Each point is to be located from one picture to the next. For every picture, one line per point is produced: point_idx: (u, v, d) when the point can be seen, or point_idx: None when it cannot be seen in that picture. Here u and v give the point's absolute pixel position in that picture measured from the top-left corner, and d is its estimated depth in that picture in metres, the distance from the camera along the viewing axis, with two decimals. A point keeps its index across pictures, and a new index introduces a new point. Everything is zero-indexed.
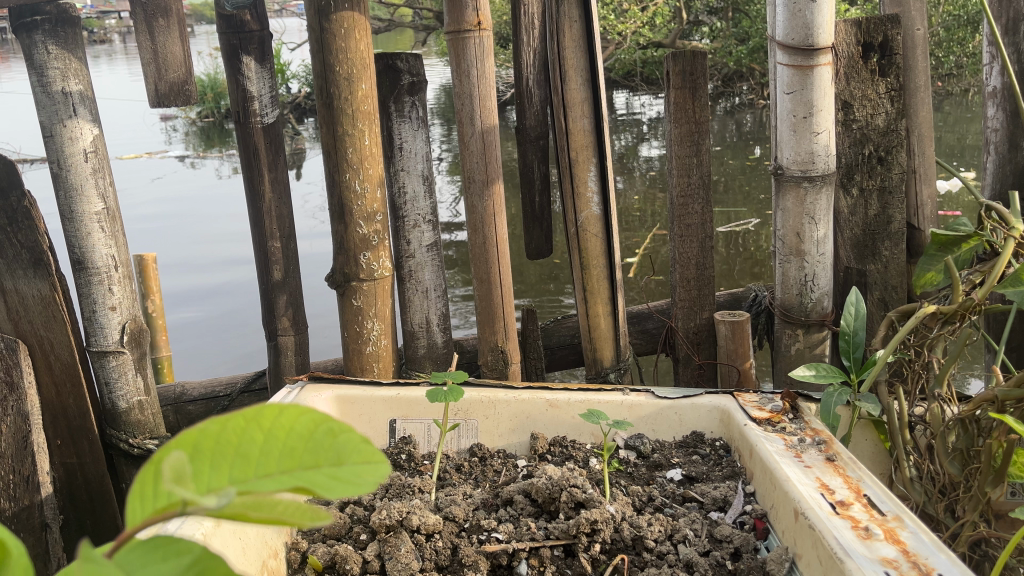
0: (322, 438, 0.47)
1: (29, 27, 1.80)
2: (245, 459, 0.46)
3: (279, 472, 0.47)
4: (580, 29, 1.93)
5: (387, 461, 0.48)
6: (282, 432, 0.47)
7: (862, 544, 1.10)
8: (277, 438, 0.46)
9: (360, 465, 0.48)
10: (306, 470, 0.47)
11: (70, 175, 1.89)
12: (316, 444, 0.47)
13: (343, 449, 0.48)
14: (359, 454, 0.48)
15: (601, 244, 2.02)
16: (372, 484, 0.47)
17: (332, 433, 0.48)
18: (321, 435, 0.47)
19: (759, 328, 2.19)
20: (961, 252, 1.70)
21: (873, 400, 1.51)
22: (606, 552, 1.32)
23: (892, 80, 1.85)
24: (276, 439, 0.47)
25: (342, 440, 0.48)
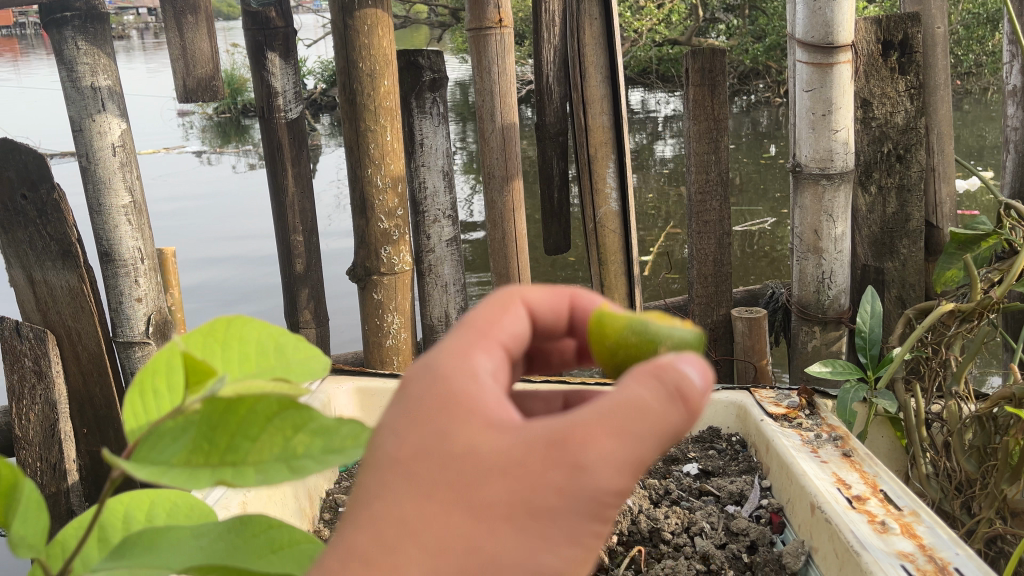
0: (267, 341, 0.48)
1: (59, 22, 1.83)
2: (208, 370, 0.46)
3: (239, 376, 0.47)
4: (601, 26, 1.94)
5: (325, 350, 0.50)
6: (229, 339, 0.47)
7: (878, 538, 1.11)
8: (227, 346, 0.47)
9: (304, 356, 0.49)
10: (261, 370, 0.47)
11: (98, 169, 1.92)
12: (262, 346, 0.48)
13: (288, 346, 0.49)
14: (302, 348, 0.49)
15: (619, 240, 2.03)
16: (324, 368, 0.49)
17: (275, 334, 0.48)
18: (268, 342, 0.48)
19: (776, 325, 2.20)
20: (980, 250, 1.72)
21: (890, 397, 1.53)
22: (623, 543, 1.34)
23: (912, 78, 1.85)
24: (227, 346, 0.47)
25: (285, 337, 0.48)
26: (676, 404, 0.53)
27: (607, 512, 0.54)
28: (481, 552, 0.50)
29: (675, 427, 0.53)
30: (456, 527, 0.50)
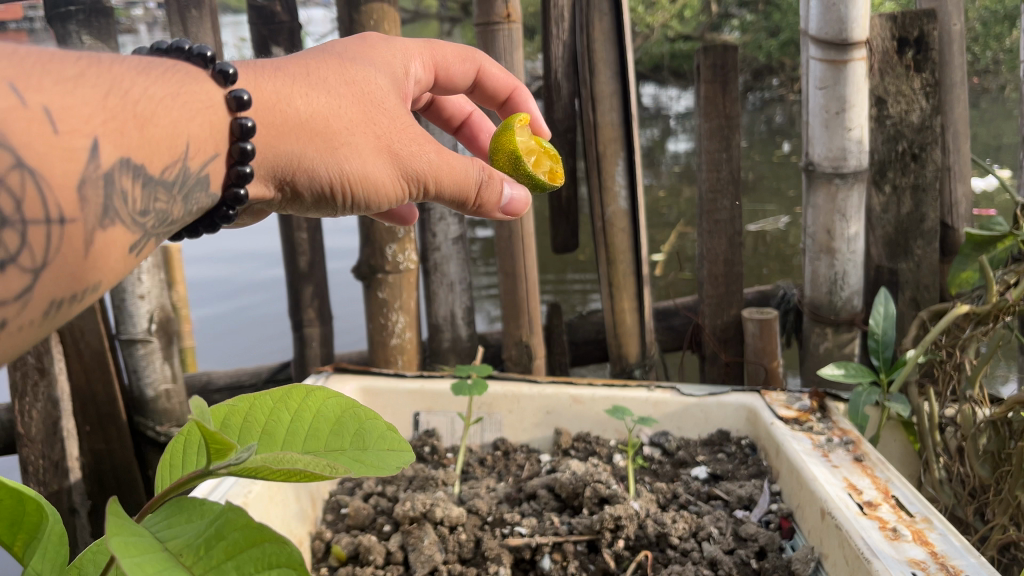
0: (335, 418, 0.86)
1: (64, 16, 1.82)
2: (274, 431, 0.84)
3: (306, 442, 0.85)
4: (610, 22, 1.91)
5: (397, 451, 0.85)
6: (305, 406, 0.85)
7: (890, 545, 1.08)
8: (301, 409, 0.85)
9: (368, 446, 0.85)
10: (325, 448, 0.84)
11: None
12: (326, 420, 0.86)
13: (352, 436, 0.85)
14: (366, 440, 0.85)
15: (628, 239, 2.01)
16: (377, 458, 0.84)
17: (344, 415, 0.86)
18: (332, 403, 0.86)
19: (788, 326, 2.17)
20: (996, 252, 1.69)
21: (902, 401, 1.51)
22: (630, 548, 1.31)
23: (928, 76, 1.81)
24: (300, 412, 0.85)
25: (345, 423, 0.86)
26: (479, 191, 1.09)
27: (409, 181, 1.04)
28: (340, 134, 0.97)
29: (475, 180, 1.09)
30: (344, 118, 0.97)
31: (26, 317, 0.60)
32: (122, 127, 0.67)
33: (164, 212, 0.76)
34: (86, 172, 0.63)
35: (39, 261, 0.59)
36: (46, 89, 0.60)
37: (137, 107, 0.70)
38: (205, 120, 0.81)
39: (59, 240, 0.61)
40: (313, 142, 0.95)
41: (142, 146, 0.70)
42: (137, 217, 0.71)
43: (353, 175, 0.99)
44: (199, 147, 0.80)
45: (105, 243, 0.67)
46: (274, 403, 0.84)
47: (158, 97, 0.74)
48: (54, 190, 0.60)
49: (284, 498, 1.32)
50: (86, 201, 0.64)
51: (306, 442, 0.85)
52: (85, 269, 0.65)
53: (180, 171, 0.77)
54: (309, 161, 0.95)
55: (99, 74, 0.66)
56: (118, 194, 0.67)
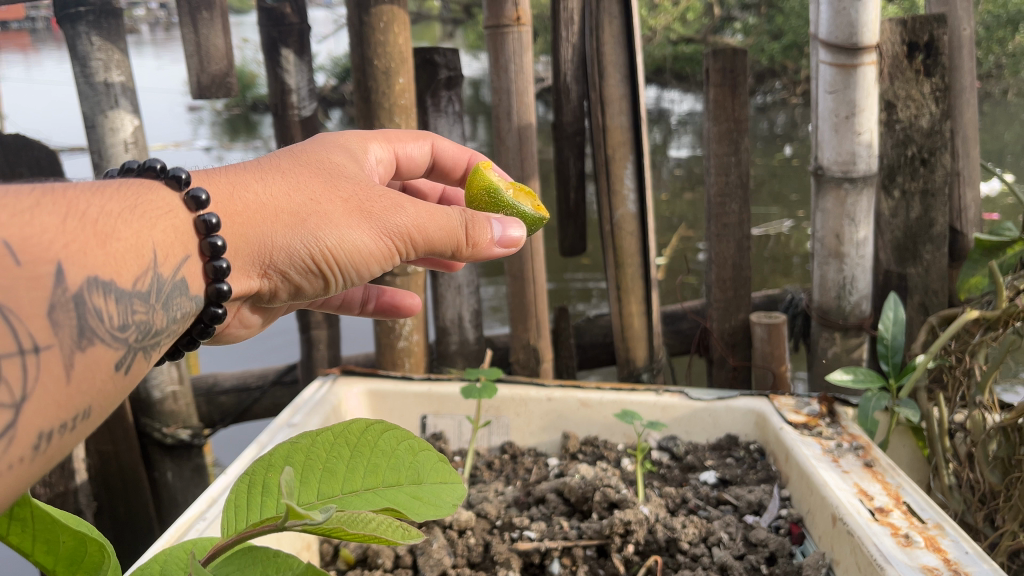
0: (404, 455, 0.99)
1: (73, 17, 1.81)
2: (335, 475, 0.94)
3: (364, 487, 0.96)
4: (620, 25, 1.91)
5: (456, 482, 1.02)
6: (370, 449, 0.97)
7: (902, 551, 1.08)
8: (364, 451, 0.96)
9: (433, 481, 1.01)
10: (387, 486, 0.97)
11: (111, 166, 1.91)
12: (397, 463, 0.99)
13: (419, 470, 1.00)
14: (435, 474, 1.01)
15: (636, 242, 2.00)
16: (447, 503, 0.99)
17: (411, 452, 1.00)
18: (388, 438, 0.98)
19: (795, 331, 2.17)
20: (1006, 257, 1.69)
21: (912, 406, 1.49)
22: (640, 553, 1.30)
23: (938, 80, 1.80)
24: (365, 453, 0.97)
25: (418, 458, 1.00)
26: (467, 231, 1.02)
27: (396, 239, 0.96)
28: (312, 205, 0.92)
29: (461, 228, 1.01)
30: (310, 192, 0.93)
31: (15, 454, 0.59)
32: (86, 247, 0.66)
33: (144, 322, 0.74)
34: (54, 297, 0.63)
35: (17, 394, 0.59)
36: (8, 224, 0.60)
37: (96, 224, 0.69)
38: (167, 227, 0.79)
39: (35, 370, 0.60)
40: (282, 221, 0.90)
41: (108, 262, 0.69)
42: (115, 332, 0.70)
43: (336, 247, 0.93)
44: (167, 252, 0.78)
45: (88, 365, 0.66)
46: (335, 441, 0.95)
47: (117, 211, 0.73)
48: (25, 321, 0.60)
49: None
50: (59, 326, 0.63)
51: (366, 478, 0.96)
52: (68, 395, 0.64)
53: (154, 280, 0.75)
54: (282, 241, 0.91)
55: (55, 197, 0.66)
56: (92, 312, 0.66)
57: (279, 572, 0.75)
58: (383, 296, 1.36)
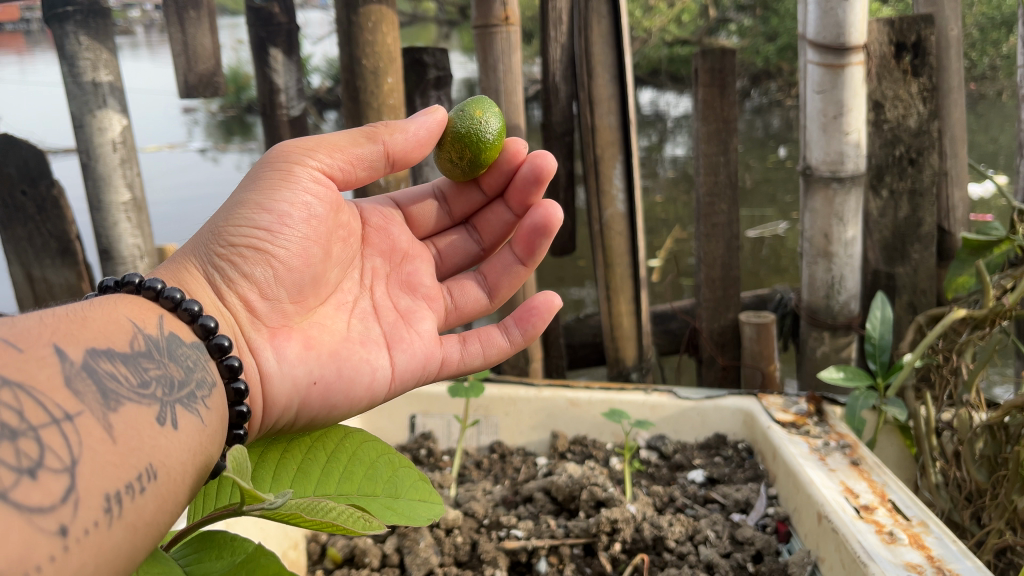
0: (382, 466, 0.98)
1: (61, 17, 1.81)
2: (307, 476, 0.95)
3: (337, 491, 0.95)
4: (609, 25, 1.91)
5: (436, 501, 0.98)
6: (348, 455, 0.97)
7: (886, 548, 1.08)
8: (343, 457, 0.97)
9: (410, 495, 0.97)
10: (361, 496, 0.96)
11: (99, 165, 1.92)
12: (375, 472, 0.97)
13: (397, 484, 0.97)
14: (413, 490, 0.98)
15: (625, 242, 2.01)
16: (419, 519, 0.94)
17: (390, 463, 0.98)
18: (367, 447, 0.98)
19: (785, 330, 2.18)
20: (993, 256, 1.69)
21: (899, 405, 1.50)
22: (627, 551, 1.30)
23: (925, 80, 1.81)
24: (344, 458, 0.97)
25: (397, 472, 0.98)
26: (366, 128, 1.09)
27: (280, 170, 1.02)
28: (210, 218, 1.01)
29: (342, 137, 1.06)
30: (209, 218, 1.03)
31: (88, 520, 0.61)
32: (72, 331, 0.72)
33: (164, 376, 0.78)
34: (66, 371, 0.68)
35: (67, 460, 0.61)
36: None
37: (74, 316, 0.75)
38: (128, 301, 0.83)
39: (78, 437, 0.64)
40: (192, 246, 0.98)
41: (99, 336, 0.74)
42: (139, 389, 0.73)
43: (247, 207, 0.99)
44: (142, 317, 0.82)
45: (126, 422, 0.69)
46: (312, 444, 0.96)
47: (88, 305, 0.79)
48: (47, 394, 0.64)
49: None
50: (81, 392, 0.67)
51: (339, 484, 0.96)
52: (120, 455, 0.67)
53: (146, 340, 0.79)
54: (201, 254, 0.97)
55: (26, 312, 0.73)
56: (105, 376, 0.70)
57: (230, 555, 0.73)
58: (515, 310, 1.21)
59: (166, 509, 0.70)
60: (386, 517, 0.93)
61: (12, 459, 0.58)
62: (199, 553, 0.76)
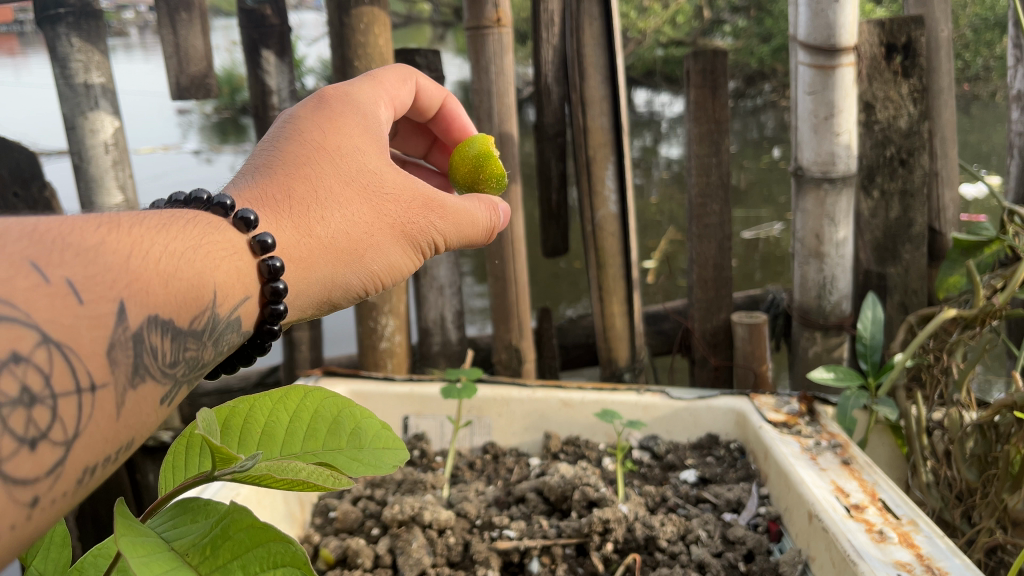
0: (347, 423, 0.97)
1: (53, 19, 1.83)
2: (271, 438, 0.89)
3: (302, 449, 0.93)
4: (601, 26, 1.91)
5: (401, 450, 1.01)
6: (310, 414, 0.92)
7: (876, 546, 1.09)
8: (304, 416, 0.92)
9: (376, 447, 0.99)
10: (328, 450, 0.95)
11: (91, 167, 1.92)
12: (341, 427, 0.97)
13: (362, 438, 0.98)
14: (377, 441, 0.99)
15: (618, 243, 2.01)
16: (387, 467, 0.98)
17: (355, 418, 0.98)
18: (329, 404, 0.94)
19: (777, 330, 2.19)
20: (984, 256, 1.69)
21: (890, 405, 1.51)
22: (618, 551, 1.31)
23: (916, 81, 1.82)
24: (304, 417, 0.92)
25: (364, 427, 0.98)
26: (482, 232, 1.18)
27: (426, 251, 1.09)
28: (363, 233, 0.98)
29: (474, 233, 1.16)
30: (359, 216, 0.98)
31: (60, 491, 0.56)
32: (148, 288, 0.64)
33: (194, 358, 0.71)
34: (114, 336, 0.60)
35: (71, 432, 0.56)
36: (69, 261, 0.58)
37: (159, 265, 0.66)
38: (230, 267, 0.76)
39: (90, 409, 0.58)
40: (341, 259, 0.95)
41: (168, 303, 0.66)
42: (167, 368, 0.67)
43: (380, 266, 1.01)
44: (228, 293, 0.76)
45: (136, 401, 0.63)
46: (274, 406, 0.89)
47: (180, 250, 0.70)
48: (84, 360, 0.57)
49: (270, 501, 1.32)
50: (116, 363, 0.60)
51: (305, 442, 0.93)
52: (118, 430, 0.61)
53: (210, 319, 0.73)
54: (337, 272, 0.94)
55: (112, 234, 0.63)
56: (148, 350, 0.63)
57: (203, 518, 0.65)
58: None
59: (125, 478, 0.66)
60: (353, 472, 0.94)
61: (20, 428, 0.52)
62: (176, 518, 0.66)
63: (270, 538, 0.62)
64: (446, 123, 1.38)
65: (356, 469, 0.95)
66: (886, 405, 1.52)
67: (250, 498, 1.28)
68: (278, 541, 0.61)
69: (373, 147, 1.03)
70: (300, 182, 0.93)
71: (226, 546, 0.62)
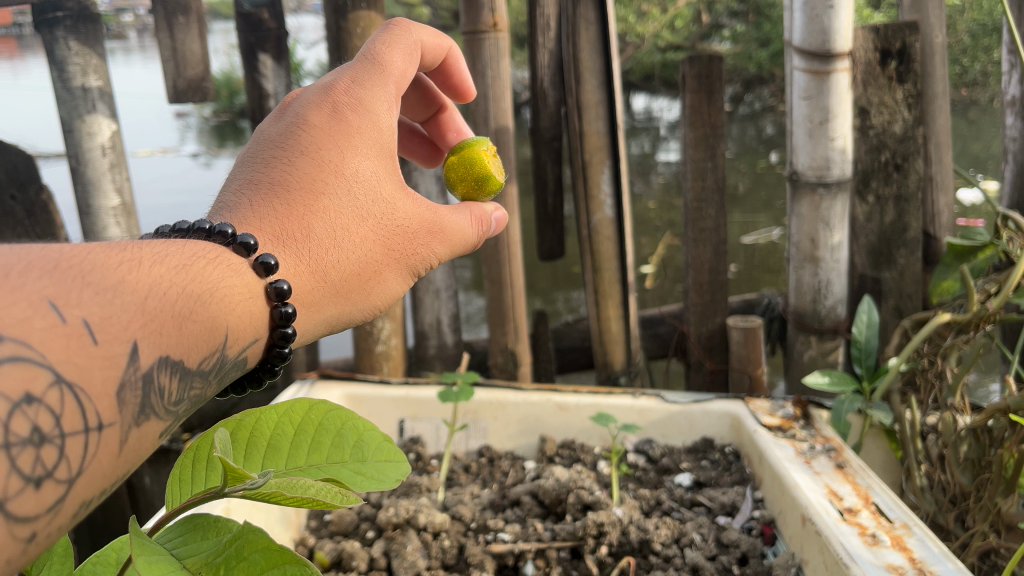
0: (351, 435, 0.97)
1: (51, 23, 1.83)
2: (275, 450, 0.92)
3: (307, 463, 0.94)
4: (597, 31, 1.92)
5: (404, 461, 1.01)
6: (313, 424, 0.95)
7: (868, 550, 1.09)
8: (307, 426, 0.94)
9: (379, 460, 1.00)
10: (333, 464, 0.96)
11: (88, 171, 1.93)
12: (346, 439, 0.97)
13: (365, 447, 0.99)
14: (381, 452, 1.01)
15: (614, 246, 2.02)
16: (391, 480, 0.98)
17: (359, 430, 0.98)
18: (332, 417, 0.95)
19: (772, 335, 2.20)
20: (978, 261, 1.71)
21: (884, 409, 1.52)
22: (614, 555, 1.31)
23: (910, 87, 1.82)
24: (308, 428, 0.94)
25: (366, 436, 0.99)
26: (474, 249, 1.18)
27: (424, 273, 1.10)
28: (370, 269, 0.99)
29: (469, 249, 1.17)
30: (368, 253, 0.98)
31: (58, 525, 0.56)
32: (163, 330, 0.64)
33: (200, 396, 0.72)
34: (125, 376, 0.60)
35: (75, 470, 0.56)
36: (87, 301, 0.58)
37: (175, 305, 0.67)
38: (243, 310, 0.77)
39: (96, 447, 0.58)
40: (349, 297, 0.96)
41: (181, 342, 0.67)
42: (171, 407, 0.67)
43: (383, 297, 1.03)
44: (239, 335, 0.77)
45: (141, 438, 0.63)
46: (279, 419, 0.92)
47: (197, 292, 0.70)
48: (94, 400, 0.57)
49: (266, 504, 1.33)
50: (125, 403, 0.61)
51: (309, 455, 0.95)
52: (119, 466, 0.61)
53: (219, 360, 0.74)
54: (337, 312, 0.96)
55: (131, 275, 0.64)
56: (156, 391, 0.64)
57: (214, 536, 0.68)
58: None
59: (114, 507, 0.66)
60: (358, 486, 0.95)
61: (27, 467, 0.53)
62: (184, 534, 0.68)
63: (286, 560, 0.64)
64: (444, 76, 1.34)
65: (360, 483, 0.96)
66: (882, 412, 1.51)
67: (246, 500, 1.28)
68: (293, 562, 0.65)
69: (386, 169, 1.02)
70: (316, 218, 0.93)
71: (240, 566, 0.64)
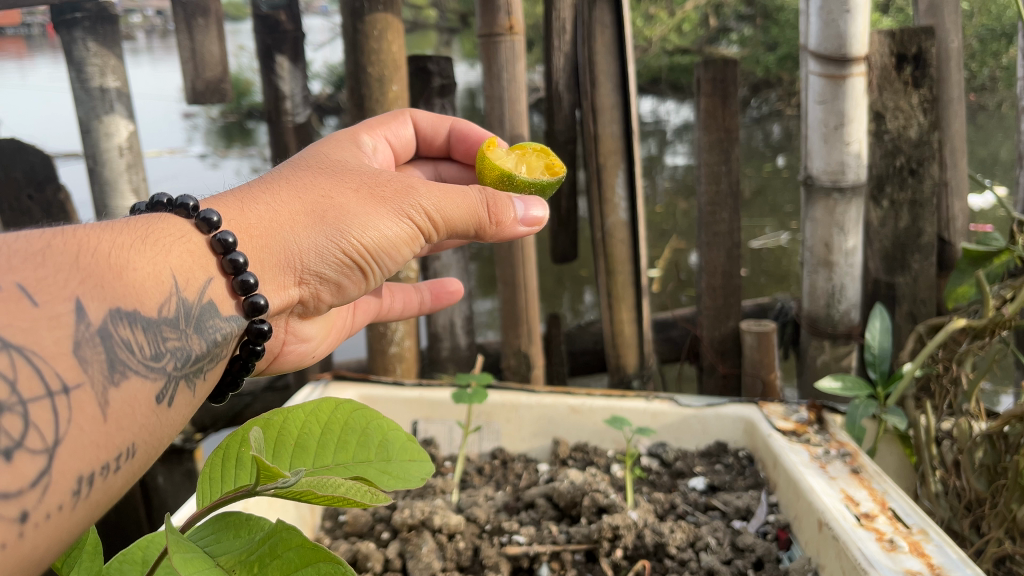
0: (377, 435, 0.98)
1: (70, 23, 1.83)
2: (304, 450, 0.93)
3: (334, 463, 0.95)
4: (612, 35, 1.92)
5: (428, 461, 1.01)
6: (341, 424, 0.96)
7: (886, 555, 1.09)
8: (336, 426, 0.96)
9: (404, 459, 0.99)
10: (360, 463, 0.96)
11: (105, 170, 1.94)
12: (372, 439, 0.98)
13: (391, 449, 0.99)
14: (406, 452, 1.00)
15: (627, 249, 2.02)
16: (417, 480, 0.98)
17: (384, 430, 0.99)
18: (359, 416, 0.97)
19: (785, 339, 2.20)
20: (993, 267, 1.69)
21: (899, 415, 1.51)
22: (628, 557, 1.31)
23: (926, 92, 1.82)
24: (336, 428, 0.96)
25: (391, 436, 0.99)
26: (488, 208, 1.09)
27: (417, 218, 1.04)
28: (329, 201, 1.01)
29: (479, 206, 1.09)
30: (324, 188, 1.02)
31: (53, 499, 0.62)
32: (104, 280, 0.72)
33: (179, 347, 0.80)
34: (78, 334, 0.67)
35: (50, 440, 0.62)
36: (16, 267, 0.66)
37: (111, 258, 0.74)
38: (182, 252, 0.85)
39: (70, 412, 0.65)
40: (302, 221, 0.98)
41: (128, 292, 0.74)
42: (147, 361, 0.75)
43: (358, 232, 1.01)
44: (188, 277, 0.84)
45: (122, 399, 0.70)
46: (306, 418, 0.94)
47: (132, 243, 0.78)
48: (49, 361, 0.64)
49: (282, 505, 1.33)
50: (86, 362, 0.67)
51: (336, 454, 0.95)
52: (106, 433, 0.68)
53: (179, 304, 0.81)
54: (305, 240, 0.98)
55: (66, 240, 0.71)
56: (120, 344, 0.71)
57: (247, 534, 0.69)
58: (435, 285, 1.52)
59: (130, 483, 0.73)
60: (387, 484, 0.95)
61: None
62: (216, 532, 0.70)
63: (321, 557, 0.65)
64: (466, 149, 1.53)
65: (389, 482, 0.96)
66: (896, 415, 1.51)
67: (263, 500, 1.29)
68: (327, 560, 0.65)
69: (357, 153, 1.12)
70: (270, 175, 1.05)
71: (275, 563, 0.65)
